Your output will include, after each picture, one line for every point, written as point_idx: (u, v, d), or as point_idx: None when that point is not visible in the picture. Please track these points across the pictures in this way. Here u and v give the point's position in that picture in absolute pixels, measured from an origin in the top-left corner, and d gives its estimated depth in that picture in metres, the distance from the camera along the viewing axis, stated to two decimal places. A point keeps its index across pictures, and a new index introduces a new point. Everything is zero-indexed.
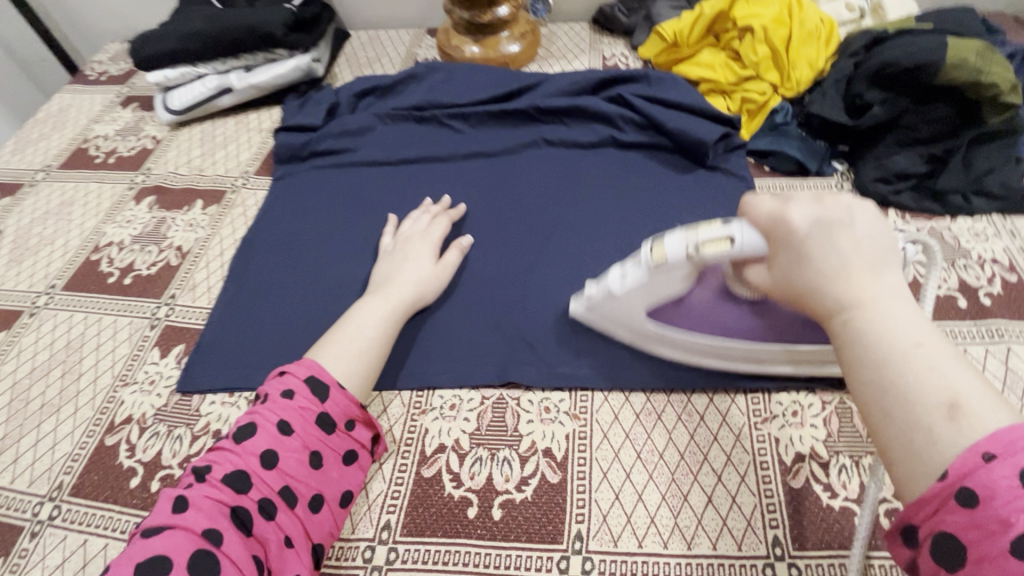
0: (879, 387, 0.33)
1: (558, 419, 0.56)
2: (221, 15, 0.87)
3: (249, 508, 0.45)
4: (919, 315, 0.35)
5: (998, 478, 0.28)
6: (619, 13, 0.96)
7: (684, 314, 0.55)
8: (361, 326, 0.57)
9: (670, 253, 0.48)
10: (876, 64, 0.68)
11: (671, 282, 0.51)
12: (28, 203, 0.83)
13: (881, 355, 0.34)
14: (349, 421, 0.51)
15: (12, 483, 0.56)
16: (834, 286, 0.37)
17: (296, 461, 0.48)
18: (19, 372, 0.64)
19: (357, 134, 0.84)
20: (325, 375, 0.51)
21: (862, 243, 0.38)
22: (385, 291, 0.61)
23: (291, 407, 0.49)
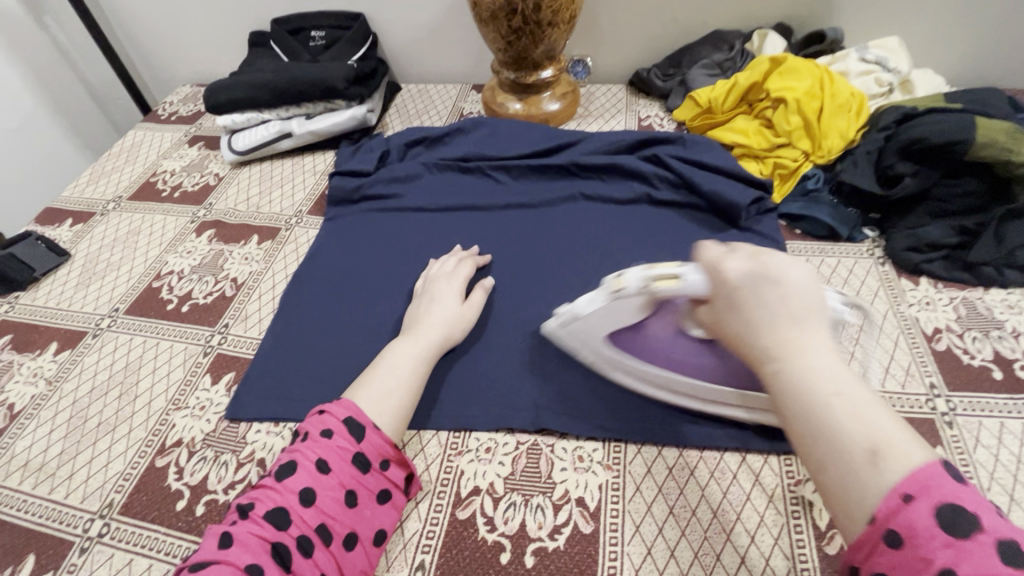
0: (813, 436, 0.38)
1: (592, 468, 0.57)
2: (289, 68, 0.95)
3: (289, 545, 0.47)
4: (839, 364, 0.40)
5: (916, 518, 0.33)
6: (656, 78, 1.02)
7: (644, 347, 0.59)
8: (405, 366, 0.60)
9: (625, 283, 0.53)
10: (905, 140, 0.70)
11: (628, 313, 0.55)
12: (98, 230, 0.89)
13: (810, 405, 0.38)
14: (384, 461, 0.53)
15: (66, 498, 0.59)
16: (766, 339, 0.41)
17: (332, 499, 0.49)
18: (80, 390, 0.68)
19: (405, 180, 0.89)
20: (362, 416, 0.54)
21: (788, 299, 0.42)
22: (428, 331, 0.64)
23: (329, 447, 0.51)
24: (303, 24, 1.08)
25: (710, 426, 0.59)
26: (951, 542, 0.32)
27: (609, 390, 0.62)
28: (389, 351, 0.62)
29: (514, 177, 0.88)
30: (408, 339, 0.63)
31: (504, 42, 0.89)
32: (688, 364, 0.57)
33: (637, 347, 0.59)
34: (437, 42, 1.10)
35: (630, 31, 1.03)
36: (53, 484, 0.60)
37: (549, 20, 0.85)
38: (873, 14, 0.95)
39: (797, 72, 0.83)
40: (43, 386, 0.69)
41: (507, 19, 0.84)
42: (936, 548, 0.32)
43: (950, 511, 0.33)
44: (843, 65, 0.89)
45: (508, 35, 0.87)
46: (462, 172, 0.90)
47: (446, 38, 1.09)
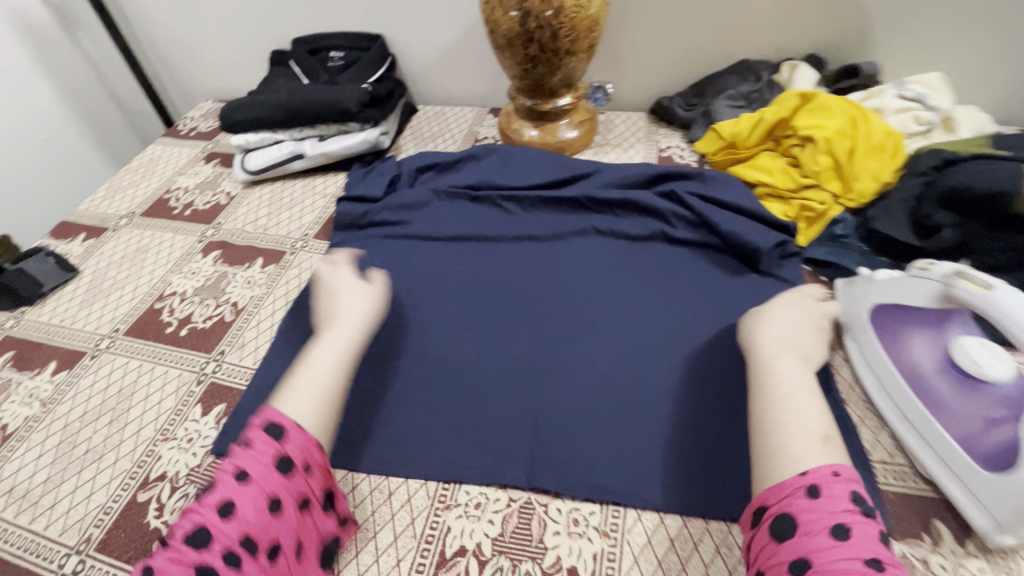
0: (776, 407, 0.51)
1: (586, 534, 0.53)
2: (304, 90, 0.94)
3: (212, 563, 0.44)
4: (807, 377, 0.54)
5: (837, 490, 0.45)
6: (678, 107, 0.98)
7: (899, 344, 0.59)
8: (326, 364, 0.57)
9: (937, 268, 0.55)
10: (943, 189, 0.65)
11: (912, 295, 0.57)
12: (108, 246, 0.89)
13: (782, 390, 0.52)
14: (308, 464, 0.51)
15: (45, 530, 0.58)
16: (769, 337, 0.58)
17: (254, 509, 0.46)
18: (72, 414, 0.67)
19: (412, 206, 0.87)
20: (281, 418, 0.51)
21: (795, 320, 0.60)
22: (344, 320, 0.62)
23: (249, 454, 0.49)
24: (322, 44, 1.08)
25: (719, 494, 0.54)
26: (854, 512, 0.44)
27: (612, 446, 0.58)
28: (309, 351, 0.59)
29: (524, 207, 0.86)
30: (327, 334, 0.61)
31: (521, 69, 0.86)
32: (923, 377, 0.56)
33: (890, 335, 0.60)
34: (455, 65, 1.09)
35: (652, 59, 1.00)
36: (34, 514, 0.59)
37: (567, 48, 0.82)
38: (911, 48, 0.90)
39: (827, 109, 0.78)
40: (37, 407, 0.68)
41: (523, 47, 0.82)
42: (842, 509, 0.44)
43: (857, 497, 0.45)
44: (879, 100, 0.84)
45: (525, 62, 0.85)
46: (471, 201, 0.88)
47: (464, 60, 1.08)
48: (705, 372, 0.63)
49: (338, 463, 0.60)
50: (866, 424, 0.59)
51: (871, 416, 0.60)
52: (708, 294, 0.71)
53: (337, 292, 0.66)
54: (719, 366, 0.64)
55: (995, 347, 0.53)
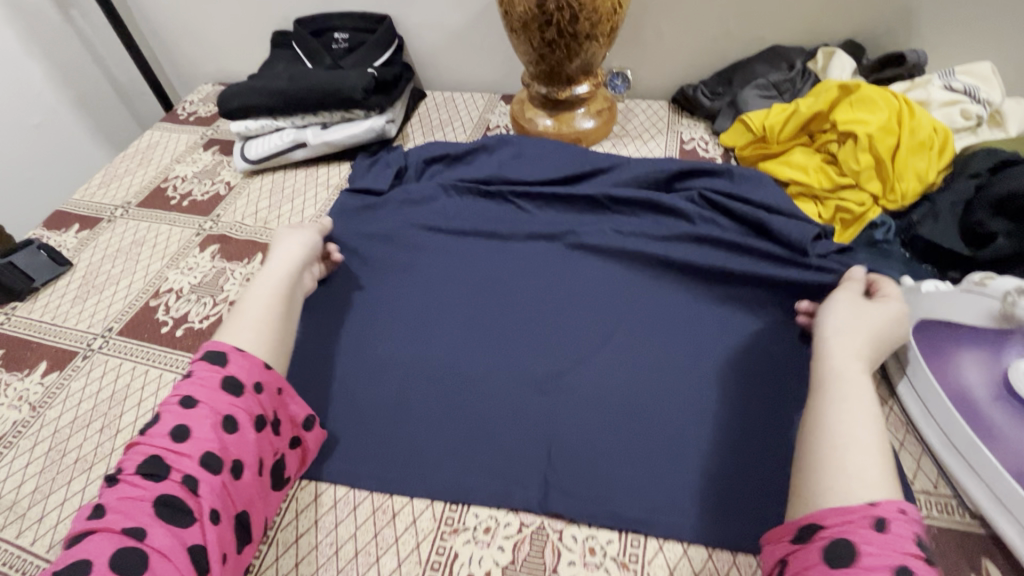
0: (854, 422, 0.44)
1: (604, 565, 0.50)
2: (306, 74, 0.89)
3: (171, 491, 0.45)
4: None
5: (904, 531, 0.38)
6: (703, 97, 0.92)
7: (947, 365, 0.54)
8: (263, 297, 0.60)
9: (997, 285, 0.50)
10: (998, 194, 0.59)
11: (966, 313, 0.52)
12: (103, 239, 0.85)
13: (869, 410, 0.45)
14: (259, 384, 0.52)
15: (32, 545, 0.55)
16: (861, 348, 0.50)
17: (208, 428, 0.48)
18: (62, 419, 0.64)
19: (419, 202, 0.83)
20: (221, 345, 0.53)
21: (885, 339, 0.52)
22: (280, 259, 0.65)
23: (194, 383, 0.50)
24: (326, 25, 1.02)
25: (746, 525, 0.51)
26: (919, 558, 0.38)
27: (631, 469, 0.55)
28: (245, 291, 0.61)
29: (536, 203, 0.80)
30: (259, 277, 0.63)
31: (536, 55, 0.81)
32: (975, 404, 0.52)
33: (937, 355, 0.55)
34: (466, 49, 1.03)
35: (676, 44, 0.93)
36: (21, 527, 0.56)
37: (588, 32, 0.77)
38: (959, 36, 0.83)
39: (871, 103, 0.71)
40: (26, 411, 0.65)
41: (540, 30, 0.76)
42: (907, 552, 0.37)
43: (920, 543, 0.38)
44: (924, 92, 0.77)
45: (541, 47, 0.79)
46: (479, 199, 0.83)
47: (475, 44, 1.02)
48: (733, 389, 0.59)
49: (339, 479, 0.57)
50: (906, 447, 0.55)
51: (913, 441, 0.55)
52: (736, 303, 0.66)
53: (278, 244, 0.68)
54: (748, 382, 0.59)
55: None
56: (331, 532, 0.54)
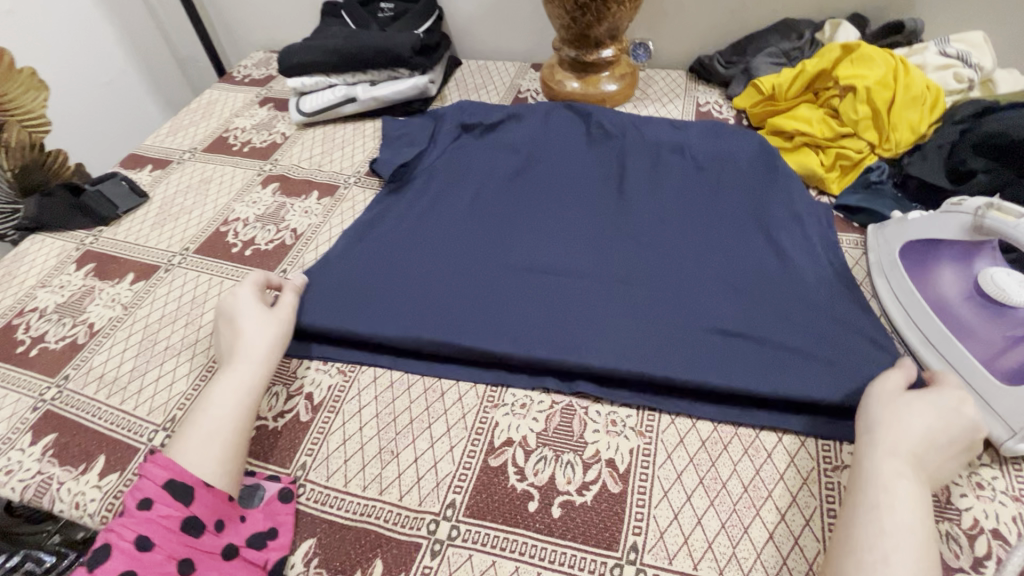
0: (885, 533, 0.44)
1: (624, 432, 0.58)
2: (359, 35, 0.99)
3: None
4: (924, 512, 0.45)
5: None
6: (718, 64, 1.01)
7: (926, 281, 0.62)
8: (226, 404, 0.56)
9: (969, 202, 0.59)
10: (980, 135, 0.67)
11: (945, 229, 0.60)
12: (174, 177, 0.95)
13: (901, 523, 0.44)
14: (219, 521, 0.51)
15: (135, 410, 0.64)
16: (899, 452, 0.48)
17: (161, 574, 0.46)
18: (151, 317, 0.74)
19: (459, 151, 0.92)
20: (184, 476, 0.50)
21: (937, 440, 0.49)
22: (247, 353, 0.61)
23: (151, 520, 0.48)
24: None
25: (746, 404, 0.59)
26: None
27: None
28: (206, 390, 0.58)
29: (542, 229, 0.78)
30: (228, 370, 0.60)
31: (568, 18, 0.89)
32: (948, 305, 0.59)
33: (919, 269, 0.63)
34: (501, 19, 1.12)
35: (695, 16, 1.02)
36: (123, 397, 0.65)
37: None
38: (954, 9, 0.91)
39: (870, 60, 0.79)
40: (119, 310, 0.75)
41: None
42: None
43: None
44: (920, 57, 0.85)
45: (573, 11, 0.88)
46: (480, 221, 0.80)
47: (509, 15, 1.11)
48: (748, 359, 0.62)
49: (395, 366, 0.66)
50: None
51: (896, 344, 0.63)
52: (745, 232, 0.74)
53: (248, 324, 0.63)
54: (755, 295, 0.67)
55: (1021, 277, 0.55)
56: (389, 405, 0.63)
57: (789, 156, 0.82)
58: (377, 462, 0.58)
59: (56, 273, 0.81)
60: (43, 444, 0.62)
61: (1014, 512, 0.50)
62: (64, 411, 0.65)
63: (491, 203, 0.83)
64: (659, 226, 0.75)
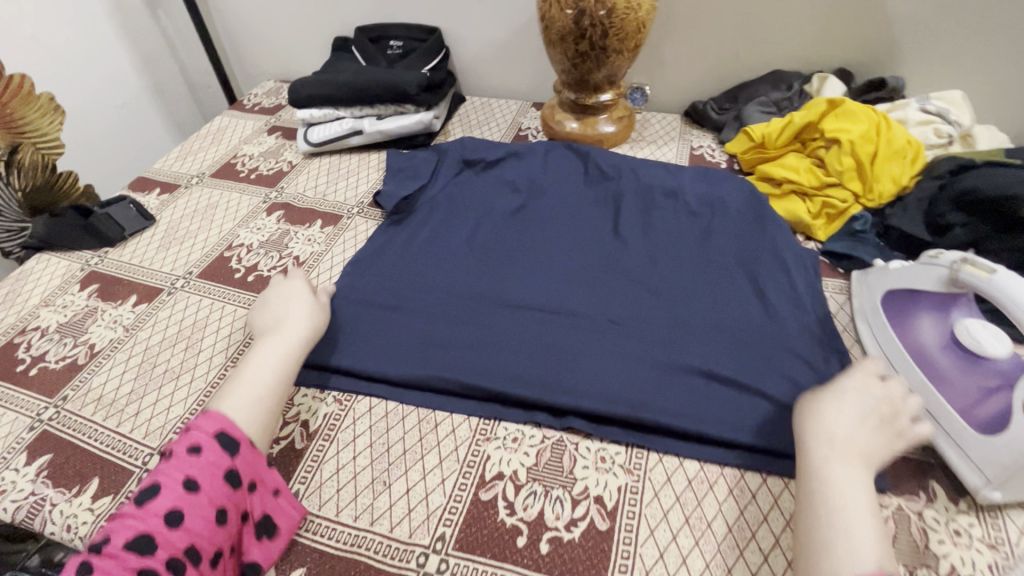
0: (823, 514, 0.48)
1: (612, 469, 0.59)
2: (368, 71, 1.03)
3: (155, 568, 0.46)
4: (858, 483, 0.50)
5: None
6: (711, 111, 1.05)
7: (905, 330, 0.65)
8: (269, 365, 0.62)
9: (946, 256, 0.61)
10: (959, 190, 0.70)
11: (923, 280, 0.63)
12: (181, 201, 0.98)
13: (833, 500, 0.48)
14: (254, 482, 0.54)
15: (132, 432, 0.65)
16: (816, 439, 0.53)
17: (202, 518, 0.49)
18: (152, 340, 0.75)
19: (460, 185, 0.95)
20: (234, 430, 0.55)
21: (848, 414, 0.54)
22: (292, 326, 0.66)
23: (200, 464, 0.52)
24: (384, 34, 1.16)
25: (732, 445, 0.60)
26: None
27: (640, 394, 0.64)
28: (253, 352, 0.63)
29: (539, 264, 0.81)
30: (271, 338, 0.65)
31: (569, 64, 0.94)
32: (927, 354, 0.62)
33: (898, 318, 0.66)
34: (505, 60, 1.17)
35: (690, 64, 1.07)
36: (121, 419, 0.66)
37: (615, 47, 0.89)
38: (935, 68, 0.96)
39: (853, 115, 0.83)
40: (120, 332, 0.76)
41: (574, 43, 0.89)
42: None
43: None
44: (902, 112, 0.90)
45: (574, 58, 0.92)
46: (479, 256, 0.83)
47: (513, 57, 1.16)
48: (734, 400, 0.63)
49: (390, 396, 0.67)
50: None
51: None
52: (735, 274, 0.76)
53: (291, 305, 0.70)
54: (742, 336, 0.69)
55: (995, 329, 0.58)
56: (383, 435, 0.64)
57: (777, 202, 0.85)
58: (368, 492, 0.59)
59: (60, 292, 0.82)
60: (37, 465, 0.63)
61: (989, 561, 0.51)
62: (61, 432, 0.66)
63: (490, 237, 0.86)
64: (652, 266, 0.79)
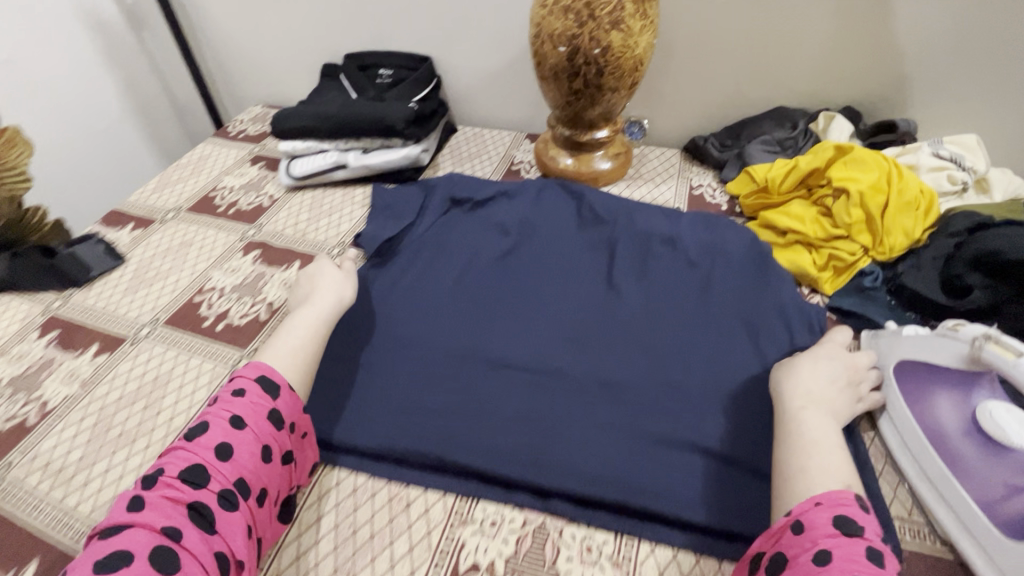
0: (800, 451, 0.53)
1: (599, 563, 0.54)
2: (354, 103, 0.98)
3: (205, 500, 0.49)
4: (829, 425, 0.56)
5: (818, 519, 0.47)
6: (712, 147, 1.00)
7: (920, 407, 0.59)
8: (303, 326, 0.67)
9: (967, 330, 0.56)
10: (978, 250, 0.65)
11: (939, 352, 0.58)
12: (155, 238, 0.93)
13: (808, 438, 0.54)
14: (294, 424, 0.58)
15: (77, 507, 0.60)
16: (789, 393, 0.59)
17: (248, 452, 0.53)
18: (109, 397, 0.70)
19: (446, 224, 0.90)
20: (275, 376, 0.59)
21: (819, 374, 0.60)
22: (318, 299, 0.71)
23: (245, 404, 0.55)
24: (373, 61, 1.12)
25: (732, 537, 0.55)
26: (837, 537, 0.45)
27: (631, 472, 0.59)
28: (289, 320, 0.68)
29: (527, 316, 0.76)
30: (304, 308, 0.70)
31: (563, 101, 0.89)
32: (945, 438, 0.56)
33: (913, 395, 0.61)
34: (498, 90, 1.13)
35: (691, 98, 1.02)
36: (67, 490, 0.61)
37: (611, 85, 0.85)
38: (947, 109, 0.92)
39: (863, 163, 0.79)
40: (77, 387, 0.71)
41: (568, 81, 0.85)
42: (824, 536, 0.45)
43: (843, 520, 0.46)
44: (913, 157, 0.85)
45: (568, 95, 0.88)
46: (463, 306, 0.78)
47: (507, 87, 1.12)
48: (733, 482, 0.58)
49: (360, 469, 0.62)
50: (885, 477, 0.59)
51: (891, 471, 0.60)
52: (736, 334, 0.71)
53: (322, 279, 0.74)
54: (743, 407, 0.64)
55: (1021, 414, 0.52)
56: (350, 515, 0.58)
57: (780, 253, 0.80)
58: None
59: (17, 340, 0.77)
60: None
61: None
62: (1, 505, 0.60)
63: (476, 285, 0.81)
64: (647, 321, 0.74)
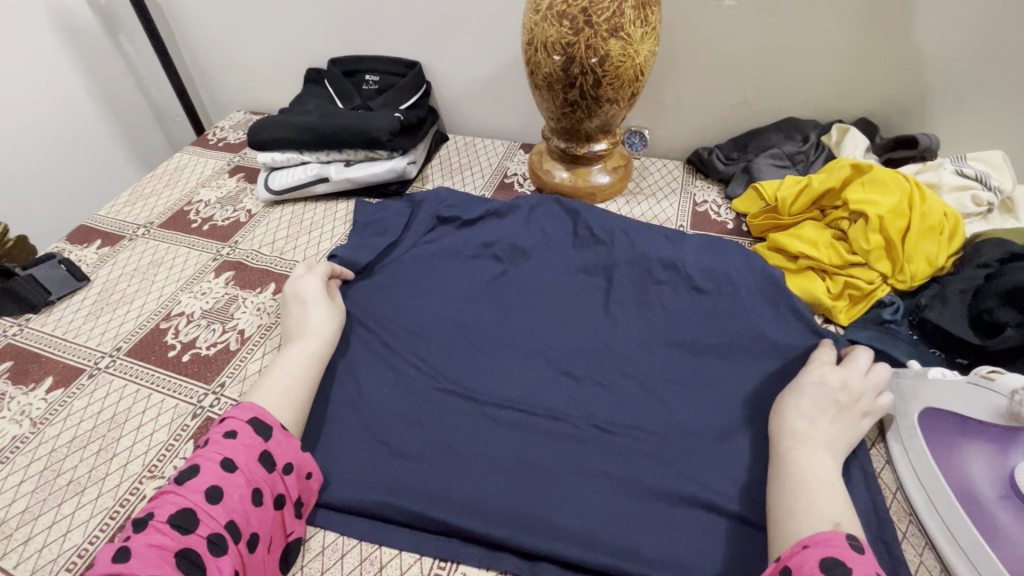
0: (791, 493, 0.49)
1: None
2: (336, 113, 0.92)
3: (196, 547, 0.45)
4: (825, 464, 0.51)
5: (806, 559, 0.42)
6: (717, 160, 0.94)
7: (949, 462, 0.54)
8: (295, 362, 0.63)
9: (1004, 378, 0.49)
10: (1010, 284, 0.60)
11: (968, 401, 0.52)
12: (123, 256, 0.87)
13: (801, 478, 0.49)
14: (289, 465, 0.54)
15: (15, 568, 0.54)
16: (786, 427, 0.55)
17: (239, 495, 0.49)
18: (60, 439, 0.64)
19: (432, 244, 0.84)
20: (267, 417, 0.55)
21: (817, 405, 0.55)
22: (315, 329, 0.67)
23: (236, 446, 0.51)
24: (359, 67, 1.06)
25: None
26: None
27: (628, 534, 0.53)
28: (280, 355, 0.64)
29: (517, 347, 0.70)
30: (296, 343, 0.65)
31: (557, 112, 0.83)
32: (980, 502, 0.51)
33: (942, 449, 0.55)
34: (491, 97, 1.07)
35: (695, 107, 0.96)
36: (7, 548, 0.56)
37: (609, 97, 0.79)
38: (970, 122, 0.86)
39: (882, 185, 0.73)
40: (26, 427, 0.65)
41: (564, 92, 0.79)
42: None
43: (833, 562, 0.41)
44: (935, 174, 0.79)
45: (564, 106, 0.81)
46: (447, 335, 0.72)
47: (500, 94, 1.06)
48: (741, 548, 0.52)
49: (329, 525, 0.56)
50: (909, 540, 0.53)
51: (915, 532, 0.53)
52: (743, 372, 0.65)
53: (312, 311, 0.69)
54: (751, 457, 0.58)
55: None
56: None
57: (792, 279, 0.74)
58: None
59: None
60: None
61: None
62: None
63: (462, 311, 0.75)
64: (647, 356, 0.68)
